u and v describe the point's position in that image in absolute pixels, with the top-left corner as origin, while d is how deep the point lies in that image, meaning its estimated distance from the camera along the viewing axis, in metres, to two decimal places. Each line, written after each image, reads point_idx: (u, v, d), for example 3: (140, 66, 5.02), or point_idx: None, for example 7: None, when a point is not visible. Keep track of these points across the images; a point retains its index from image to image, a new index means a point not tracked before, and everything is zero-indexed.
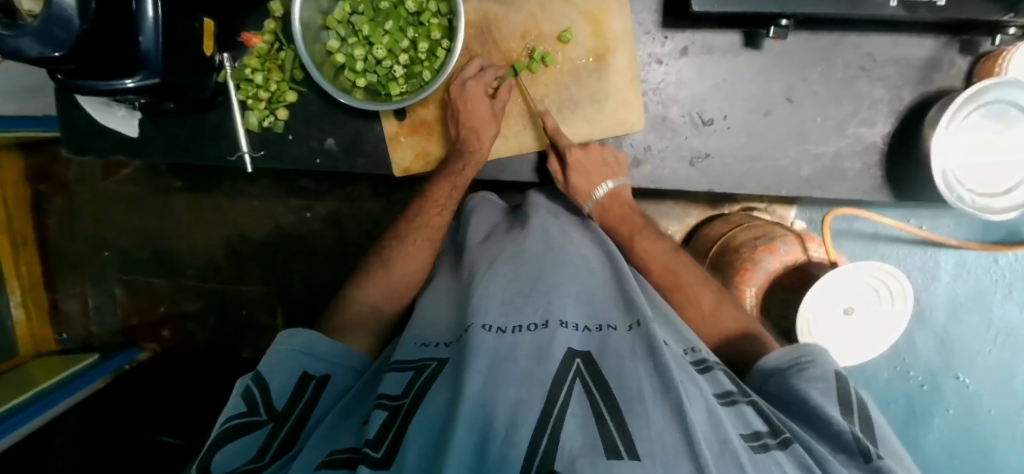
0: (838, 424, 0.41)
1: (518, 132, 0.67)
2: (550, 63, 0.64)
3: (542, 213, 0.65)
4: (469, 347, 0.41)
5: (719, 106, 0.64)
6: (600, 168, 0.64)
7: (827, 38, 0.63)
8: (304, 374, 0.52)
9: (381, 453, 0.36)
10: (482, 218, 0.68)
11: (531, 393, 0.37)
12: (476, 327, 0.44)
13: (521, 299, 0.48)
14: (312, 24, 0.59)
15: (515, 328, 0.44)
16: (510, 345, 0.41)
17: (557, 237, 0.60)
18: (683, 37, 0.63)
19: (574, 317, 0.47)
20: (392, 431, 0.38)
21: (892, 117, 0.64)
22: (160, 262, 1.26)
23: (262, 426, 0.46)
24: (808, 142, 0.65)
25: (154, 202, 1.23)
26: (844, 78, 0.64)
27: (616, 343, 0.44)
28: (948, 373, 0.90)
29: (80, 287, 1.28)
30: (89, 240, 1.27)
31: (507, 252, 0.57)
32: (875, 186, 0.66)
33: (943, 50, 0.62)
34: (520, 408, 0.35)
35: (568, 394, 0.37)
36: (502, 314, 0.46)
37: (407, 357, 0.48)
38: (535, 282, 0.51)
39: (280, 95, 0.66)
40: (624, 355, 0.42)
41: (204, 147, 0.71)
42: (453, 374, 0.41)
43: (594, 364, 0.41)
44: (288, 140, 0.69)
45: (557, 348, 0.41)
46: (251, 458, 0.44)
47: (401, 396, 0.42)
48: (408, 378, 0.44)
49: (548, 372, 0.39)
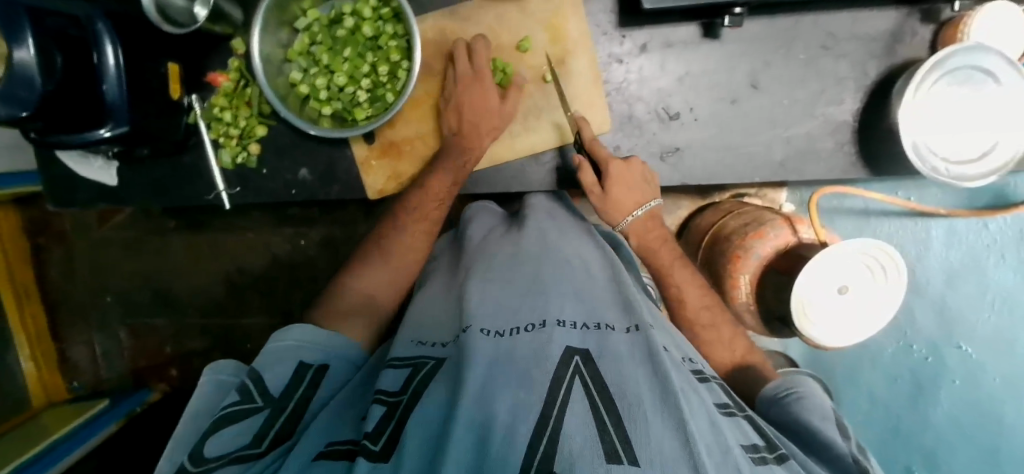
0: (837, 446, 0.43)
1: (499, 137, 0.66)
2: (509, 75, 0.64)
3: (540, 213, 0.63)
4: (468, 351, 0.40)
5: (685, 99, 0.64)
6: (637, 187, 0.62)
7: (788, 21, 0.63)
8: (301, 363, 0.51)
9: (380, 447, 0.36)
10: (479, 223, 0.67)
11: (529, 394, 0.36)
12: (474, 331, 0.43)
13: (518, 302, 0.47)
14: (273, 58, 0.60)
15: (513, 330, 0.43)
16: (509, 350, 0.40)
17: (555, 239, 0.58)
18: (642, 35, 0.63)
19: (571, 314, 0.46)
20: (391, 425, 0.38)
21: (861, 92, 0.64)
22: (161, 302, 1.27)
23: (258, 411, 0.46)
24: (778, 126, 0.65)
25: (149, 243, 1.24)
26: (808, 58, 0.64)
27: (616, 344, 0.43)
28: (950, 343, 0.89)
29: (86, 334, 1.29)
30: (89, 287, 1.28)
31: (505, 254, 0.56)
32: (851, 163, 0.65)
33: (904, 21, 0.63)
34: (518, 412, 0.34)
35: (566, 395, 0.36)
36: (501, 316, 0.45)
37: (404, 355, 0.48)
38: (532, 282, 0.50)
39: (250, 130, 0.67)
40: (623, 357, 0.41)
41: (182, 188, 0.71)
42: (450, 374, 0.40)
43: (592, 362, 0.39)
44: (262, 174, 0.70)
45: (555, 347, 0.40)
46: (249, 442, 0.43)
47: (399, 391, 0.42)
48: (405, 374, 0.44)
49: (546, 372, 0.38)
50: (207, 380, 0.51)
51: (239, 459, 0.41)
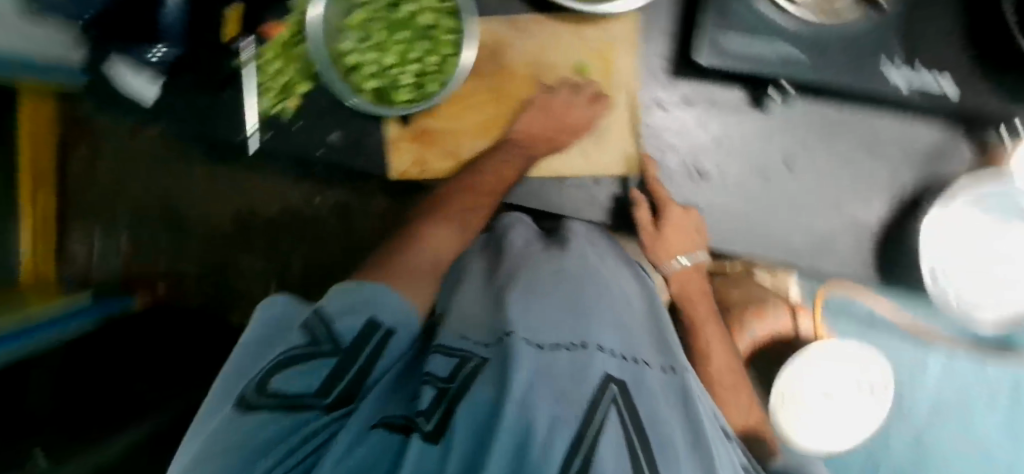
0: None
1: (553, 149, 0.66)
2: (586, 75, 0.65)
3: (582, 241, 0.60)
4: (511, 356, 0.42)
5: (716, 161, 0.65)
6: (685, 240, 0.66)
7: (836, 110, 0.63)
8: (372, 320, 0.50)
9: (432, 427, 0.39)
10: (518, 232, 0.65)
11: (566, 412, 0.39)
12: (518, 338, 0.44)
13: (567, 319, 0.49)
14: (330, 23, 0.61)
15: (554, 347, 0.45)
16: (550, 365, 0.43)
17: (594, 268, 0.56)
18: (690, 87, 0.63)
19: (610, 342, 0.48)
20: (442, 407, 0.41)
21: (890, 199, 0.64)
22: (169, 221, 1.30)
23: (326, 358, 0.46)
24: (800, 211, 0.65)
25: (172, 162, 1.25)
26: (847, 152, 0.64)
27: (649, 382, 0.46)
28: None
29: (90, 233, 1.33)
30: (103, 190, 1.30)
31: (547, 268, 0.56)
32: (863, 265, 0.65)
33: (952, 139, 0.62)
34: (556, 423, 0.38)
35: (603, 422, 0.39)
36: (544, 330, 0.47)
37: (451, 344, 0.49)
38: (578, 303, 0.51)
39: (292, 85, 0.69)
40: (653, 396, 0.44)
41: (215, 123, 0.71)
42: (493, 378, 0.42)
43: (627, 392, 0.43)
44: (294, 128, 0.70)
45: (593, 372, 0.43)
46: (318, 389, 0.44)
47: (449, 379, 0.45)
48: (454, 363, 0.46)
49: (584, 393, 0.41)
50: (260, 314, 0.54)
51: (304, 402, 0.43)
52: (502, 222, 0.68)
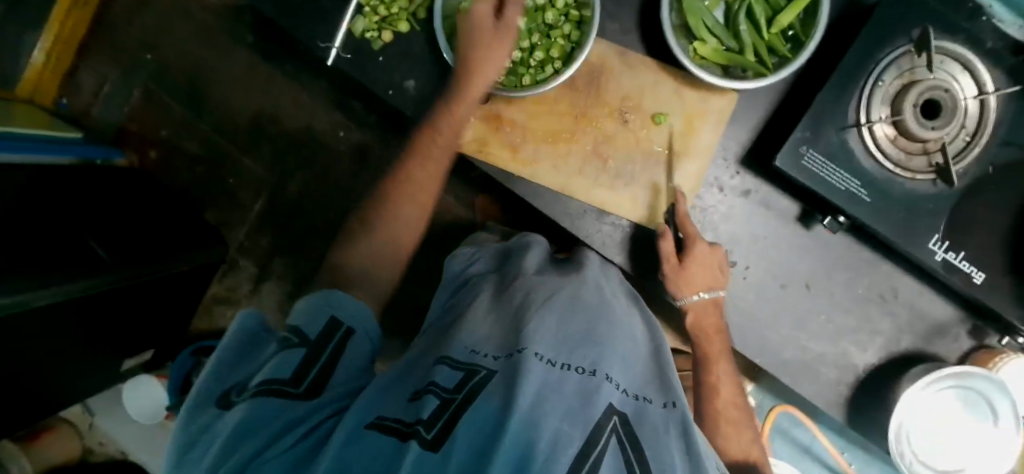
0: None
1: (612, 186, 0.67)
2: (660, 123, 0.66)
3: (596, 266, 0.62)
4: (521, 369, 0.37)
5: (747, 256, 0.67)
6: (707, 277, 0.62)
7: (869, 255, 0.66)
8: (333, 319, 0.46)
9: (434, 434, 0.32)
10: (535, 256, 0.65)
11: (571, 430, 0.33)
12: (530, 354, 0.40)
13: (573, 343, 0.45)
14: None
15: (563, 366, 0.41)
16: (556, 381, 0.38)
17: (609, 295, 0.57)
18: (751, 181, 0.66)
19: (618, 375, 0.43)
20: (446, 414, 0.35)
21: (882, 353, 0.67)
22: (188, 92, 1.26)
23: (293, 349, 0.43)
24: (802, 331, 0.67)
25: (219, 39, 1.23)
26: (862, 296, 0.67)
27: (652, 416, 0.40)
28: None
29: (106, 71, 1.27)
30: (140, 36, 1.26)
31: (565, 291, 0.53)
32: (837, 402, 0.68)
33: (956, 323, 0.66)
34: (558, 444, 0.31)
35: (605, 444, 0.34)
36: (553, 347, 0.43)
37: (460, 359, 0.44)
38: (589, 328, 0.48)
39: (394, 20, 0.68)
40: (660, 429, 0.39)
41: (303, 24, 0.71)
42: (500, 386, 0.37)
43: (630, 427, 0.37)
44: (376, 60, 0.70)
45: (600, 397, 0.38)
46: (286, 383, 0.40)
47: (455, 389, 0.38)
48: (460, 375, 0.41)
49: (590, 417, 0.35)
50: (234, 329, 0.47)
51: (278, 391, 0.39)
52: (522, 240, 0.70)
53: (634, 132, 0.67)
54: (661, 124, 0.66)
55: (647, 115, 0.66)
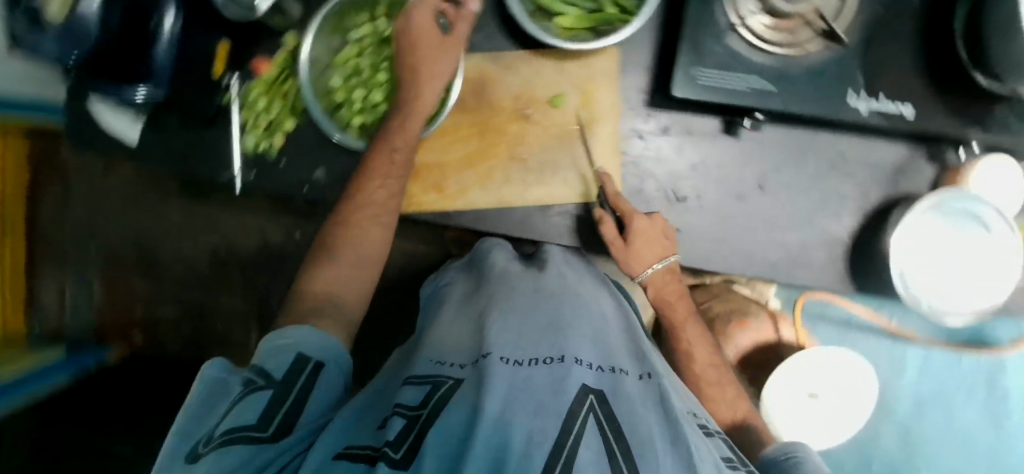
0: None
1: (543, 180, 0.67)
2: (558, 105, 0.67)
3: (557, 261, 0.63)
4: (486, 376, 0.39)
5: (694, 186, 0.67)
6: (659, 246, 0.63)
7: (802, 134, 0.66)
8: (300, 356, 0.49)
9: (401, 453, 0.34)
10: (500, 254, 0.68)
11: (545, 425, 0.34)
12: (494, 358, 0.42)
13: (540, 334, 0.47)
14: (320, 61, 0.62)
15: (532, 361, 0.42)
16: (526, 378, 0.39)
17: (574, 282, 0.59)
18: (666, 117, 0.66)
19: (589, 355, 0.45)
20: (412, 434, 0.36)
21: (859, 214, 0.67)
22: (143, 263, 1.26)
23: (261, 391, 0.44)
24: (776, 229, 0.68)
25: (147, 202, 1.23)
26: (815, 172, 0.67)
27: (628, 387, 0.42)
28: (910, 466, 0.90)
29: (60, 279, 1.27)
30: (76, 233, 1.26)
31: (526, 289, 0.56)
32: (840, 278, 0.68)
33: (912, 157, 0.67)
34: (535, 436, 0.33)
35: (581, 427, 0.35)
36: (519, 347, 0.45)
37: (424, 373, 0.46)
38: (554, 319, 0.50)
39: (280, 122, 0.69)
40: (636, 401, 0.40)
41: (198, 164, 0.71)
42: (468, 394, 0.38)
43: (607, 402, 0.39)
44: (279, 166, 0.70)
45: (572, 382, 0.39)
46: (254, 426, 0.40)
47: (419, 406, 0.40)
48: (425, 391, 0.42)
49: (563, 403, 0.37)
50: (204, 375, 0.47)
51: (250, 438, 0.39)
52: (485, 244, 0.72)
53: (543, 125, 0.67)
54: (558, 103, 0.66)
55: (543, 99, 0.67)
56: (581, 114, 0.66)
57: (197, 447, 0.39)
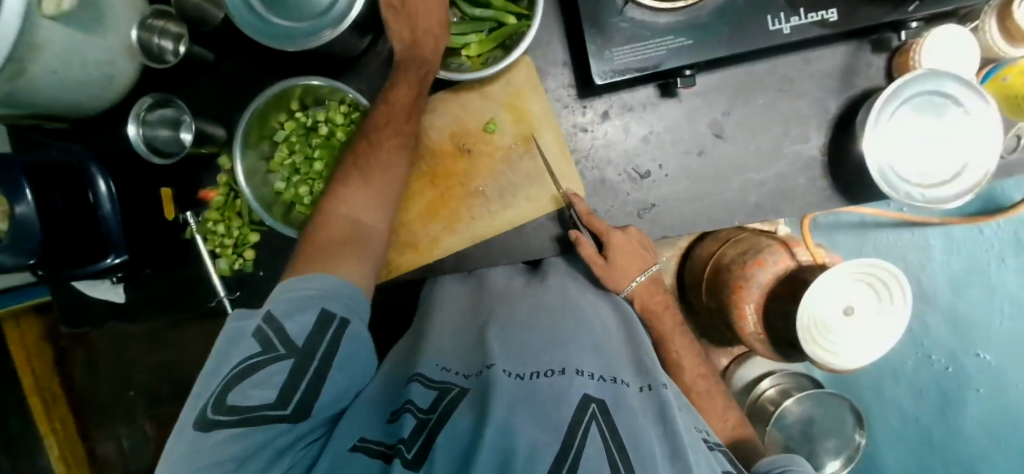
0: None
1: (502, 209, 0.66)
2: (494, 130, 0.65)
3: (560, 275, 0.64)
4: (490, 389, 0.42)
5: (653, 158, 0.66)
6: (639, 255, 0.62)
7: (740, 72, 0.65)
8: (325, 312, 0.48)
9: (414, 452, 0.38)
10: (500, 272, 0.67)
11: (546, 436, 0.37)
12: (497, 369, 0.45)
13: (540, 349, 0.48)
14: (257, 170, 0.64)
15: (534, 374, 0.45)
16: (529, 391, 0.42)
17: (574, 292, 0.60)
18: (602, 103, 0.66)
19: (590, 365, 0.47)
20: (423, 434, 0.40)
21: (824, 127, 0.66)
22: (181, 390, 1.28)
23: (285, 359, 0.43)
24: (748, 171, 0.66)
25: (165, 335, 1.26)
26: (766, 102, 0.66)
27: (630, 399, 0.44)
28: (968, 352, 0.85)
29: (114, 430, 1.31)
30: (111, 385, 1.29)
31: (526, 303, 0.57)
32: (826, 197, 0.66)
33: (857, 53, 0.66)
34: (537, 447, 0.36)
35: (584, 436, 0.37)
36: (521, 361, 0.47)
37: (433, 377, 0.48)
38: (553, 334, 0.51)
39: (244, 238, 0.70)
40: (636, 411, 0.42)
41: (186, 299, 0.74)
42: (472, 407, 0.42)
43: (608, 411, 0.41)
44: (259, 275, 0.72)
45: (574, 392, 0.42)
46: (276, 403, 0.41)
47: (429, 409, 0.43)
48: (434, 394, 0.45)
49: (564, 417, 0.39)
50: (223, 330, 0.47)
51: (268, 419, 0.40)
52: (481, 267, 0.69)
53: (487, 150, 0.66)
54: (491, 127, 0.65)
55: (476, 128, 0.66)
56: (518, 130, 0.65)
57: (207, 409, 0.40)
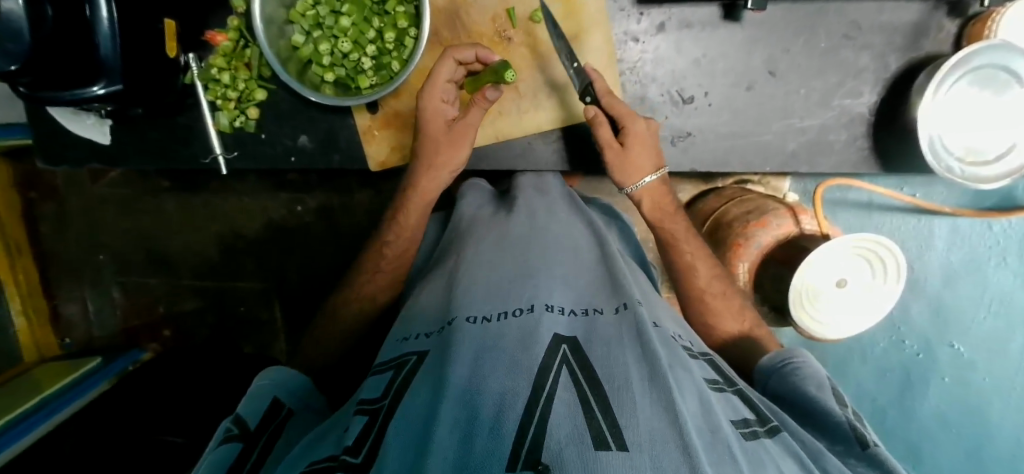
0: (835, 414, 0.45)
1: (523, 116, 0.65)
2: (539, 20, 0.61)
3: (528, 193, 0.62)
4: (452, 343, 0.39)
5: (700, 83, 0.63)
6: (647, 156, 0.60)
7: (809, 7, 0.60)
8: (275, 399, 0.50)
9: (361, 458, 0.33)
10: (473, 198, 0.66)
11: (516, 383, 0.34)
12: (461, 321, 0.42)
13: (507, 286, 0.46)
14: (275, 19, 0.57)
15: (501, 316, 0.42)
16: (496, 335, 0.39)
17: (543, 217, 0.57)
18: (659, 13, 0.61)
19: (560, 300, 0.45)
20: (373, 434, 0.35)
21: (879, 85, 0.62)
22: (154, 262, 1.24)
23: (232, 442, 0.43)
24: (792, 116, 0.63)
25: (142, 202, 1.20)
26: (828, 47, 0.62)
27: (603, 329, 0.42)
28: (942, 342, 0.88)
29: (80, 291, 1.27)
30: (83, 244, 1.24)
31: (492, 237, 0.55)
32: (862, 157, 0.64)
33: (932, 12, 0.60)
34: (505, 400, 0.32)
35: (554, 380, 0.35)
36: (488, 302, 0.44)
37: (387, 358, 0.46)
38: (519, 267, 0.49)
39: (250, 93, 0.65)
40: (612, 342, 0.40)
41: (176, 150, 0.70)
42: (433, 367, 0.39)
43: (580, 351, 0.38)
44: (261, 139, 0.68)
45: (543, 334, 0.39)
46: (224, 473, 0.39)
47: (379, 399, 0.40)
48: (387, 378, 0.42)
49: (535, 359, 0.36)
50: None
51: None
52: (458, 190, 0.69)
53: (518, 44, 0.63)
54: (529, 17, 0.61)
55: (521, 16, 0.62)
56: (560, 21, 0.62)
57: None
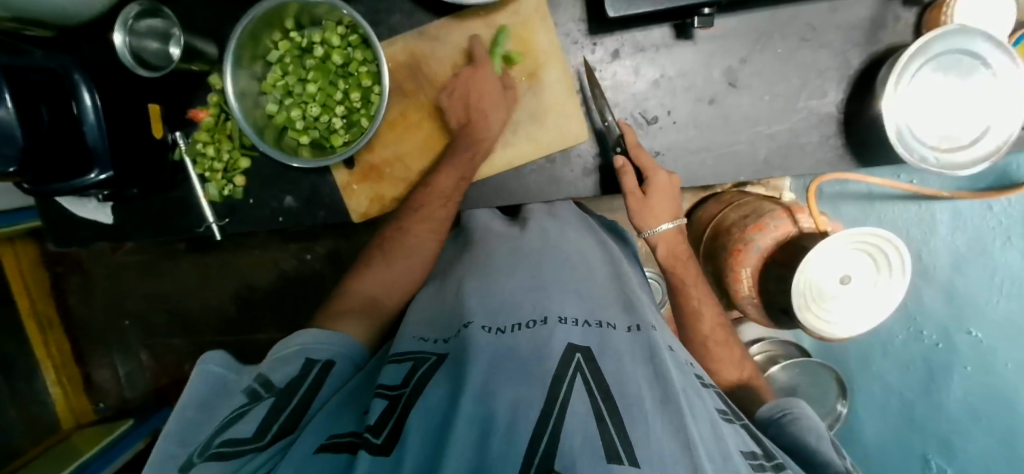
0: (834, 462, 0.44)
1: (510, 144, 0.66)
2: (517, 62, 0.63)
3: (541, 215, 0.63)
4: (468, 350, 0.39)
5: (662, 103, 0.64)
6: (669, 205, 0.62)
7: (762, 15, 0.61)
8: (309, 360, 0.49)
9: (382, 440, 0.33)
10: (482, 218, 0.65)
11: (530, 391, 0.34)
12: (475, 327, 0.42)
13: (519, 297, 0.47)
14: (249, 92, 0.61)
15: (515, 327, 0.42)
16: (511, 346, 0.40)
17: (556, 235, 0.58)
18: (613, 41, 0.63)
19: (572, 311, 0.45)
20: (393, 417, 0.35)
21: (844, 83, 0.62)
22: (176, 322, 1.28)
23: (265, 401, 0.43)
24: (760, 123, 0.64)
25: (161, 267, 1.25)
26: (786, 52, 0.62)
27: (618, 342, 0.42)
28: (960, 329, 0.81)
29: (110, 357, 1.30)
30: (107, 309, 1.29)
31: (503, 249, 0.56)
32: (838, 156, 0.64)
33: (886, 6, 0.60)
34: (518, 411, 0.33)
35: (568, 389, 0.35)
36: (501, 314, 0.44)
37: (405, 350, 0.45)
38: (533, 279, 0.49)
39: (234, 163, 0.68)
40: (624, 355, 0.40)
41: (175, 221, 0.73)
42: (449, 372, 0.39)
43: (593, 360, 0.38)
44: (249, 204, 0.71)
45: (556, 344, 0.39)
46: (251, 437, 0.39)
47: (399, 385, 0.39)
48: (407, 368, 0.42)
49: (547, 370, 0.36)
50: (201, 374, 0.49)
51: (233, 452, 0.37)
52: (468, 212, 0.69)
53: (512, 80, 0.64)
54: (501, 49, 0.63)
55: None
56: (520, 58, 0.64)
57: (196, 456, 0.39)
